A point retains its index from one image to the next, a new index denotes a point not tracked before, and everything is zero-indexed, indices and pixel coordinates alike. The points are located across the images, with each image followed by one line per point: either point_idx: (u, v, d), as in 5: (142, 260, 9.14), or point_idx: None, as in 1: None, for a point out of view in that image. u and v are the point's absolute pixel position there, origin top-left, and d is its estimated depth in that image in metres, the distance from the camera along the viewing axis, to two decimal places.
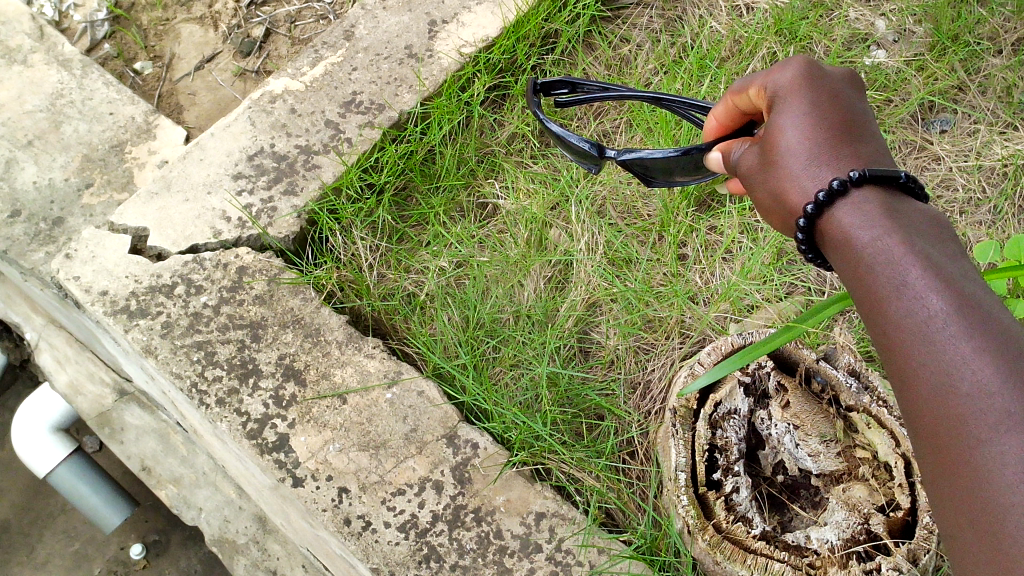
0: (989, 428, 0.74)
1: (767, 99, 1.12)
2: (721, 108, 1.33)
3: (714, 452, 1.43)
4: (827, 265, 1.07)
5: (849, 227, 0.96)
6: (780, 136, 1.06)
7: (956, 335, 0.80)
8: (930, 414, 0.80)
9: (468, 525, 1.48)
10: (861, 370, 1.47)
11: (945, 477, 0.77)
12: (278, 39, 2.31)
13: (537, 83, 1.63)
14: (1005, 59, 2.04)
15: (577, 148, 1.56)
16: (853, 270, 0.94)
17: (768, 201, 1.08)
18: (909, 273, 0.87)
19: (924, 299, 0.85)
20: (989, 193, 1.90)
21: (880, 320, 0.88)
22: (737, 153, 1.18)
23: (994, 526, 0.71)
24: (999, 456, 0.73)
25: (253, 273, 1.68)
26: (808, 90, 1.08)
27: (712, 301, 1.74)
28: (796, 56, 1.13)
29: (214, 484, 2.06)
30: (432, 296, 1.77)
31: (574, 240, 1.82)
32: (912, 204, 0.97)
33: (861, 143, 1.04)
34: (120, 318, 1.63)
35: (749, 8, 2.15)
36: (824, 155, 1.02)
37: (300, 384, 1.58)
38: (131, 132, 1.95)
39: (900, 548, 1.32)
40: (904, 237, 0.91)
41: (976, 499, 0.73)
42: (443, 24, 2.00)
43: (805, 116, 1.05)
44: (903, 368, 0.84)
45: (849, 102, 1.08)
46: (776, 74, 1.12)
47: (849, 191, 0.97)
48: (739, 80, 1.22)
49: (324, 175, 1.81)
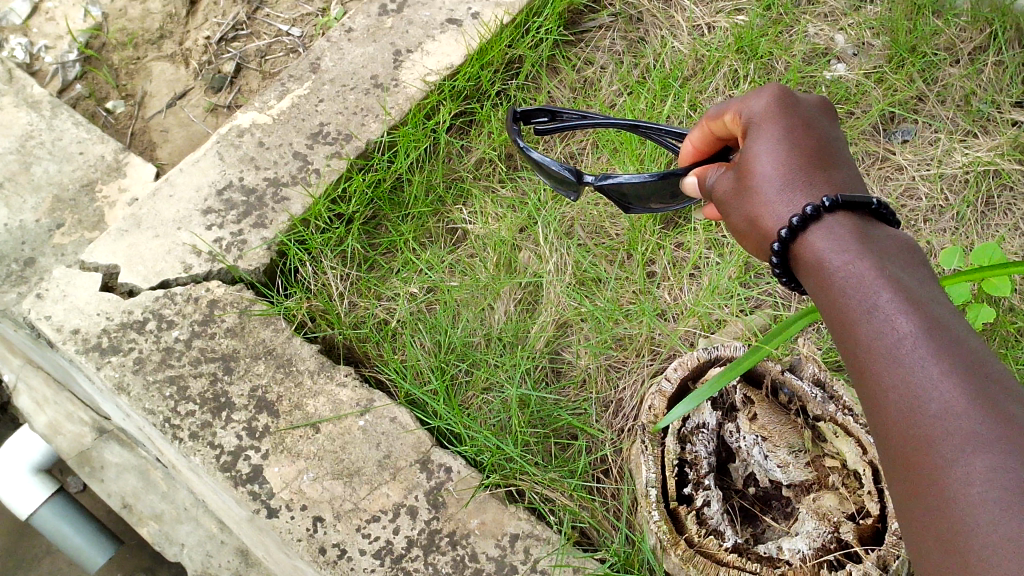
0: (955, 448, 0.75)
1: (742, 126, 1.14)
2: (697, 133, 1.33)
3: (684, 467, 1.44)
4: (800, 289, 1.08)
5: (822, 251, 0.98)
6: (755, 162, 1.07)
7: (925, 357, 0.82)
8: (899, 435, 0.80)
9: (444, 549, 1.48)
10: (827, 379, 1.48)
11: (913, 496, 0.77)
12: (249, 73, 2.33)
13: (517, 111, 1.65)
14: (962, 68, 2.07)
15: (556, 174, 1.56)
16: (826, 294, 0.96)
17: (743, 224, 1.10)
18: (879, 297, 0.89)
19: (894, 321, 0.86)
20: (951, 200, 1.92)
21: (852, 342, 0.89)
22: (713, 178, 1.20)
23: (958, 541, 0.71)
24: (963, 474, 0.73)
25: (224, 306, 1.69)
26: (782, 118, 1.10)
27: (680, 317, 1.76)
28: (772, 84, 1.15)
29: (195, 519, 2.04)
30: (403, 323, 1.77)
31: (544, 261, 1.83)
32: (884, 230, 0.99)
33: (833, 170, 1.06)
34: (92, 355, 1.63)
35: (710, 27, 2.18)
36: (798, 180, 1.04)
37: (273, 415, 1.58)
38: (101, 171, 1.97)
39: (870, 555, 1.32)
40: (876, 262, 0.93)
41: (943, 516, 0.73)
42: (408, 53, 2.03)
43: (780, 143, 1.07)
44: (873, 388, 0.85)
45: (822, 131, 1.11)
46: (751, 102, 1.14)
47: (822, 216, 0.99)
48: (715, 107, 1.23)
49: (293, 207, 1.82)
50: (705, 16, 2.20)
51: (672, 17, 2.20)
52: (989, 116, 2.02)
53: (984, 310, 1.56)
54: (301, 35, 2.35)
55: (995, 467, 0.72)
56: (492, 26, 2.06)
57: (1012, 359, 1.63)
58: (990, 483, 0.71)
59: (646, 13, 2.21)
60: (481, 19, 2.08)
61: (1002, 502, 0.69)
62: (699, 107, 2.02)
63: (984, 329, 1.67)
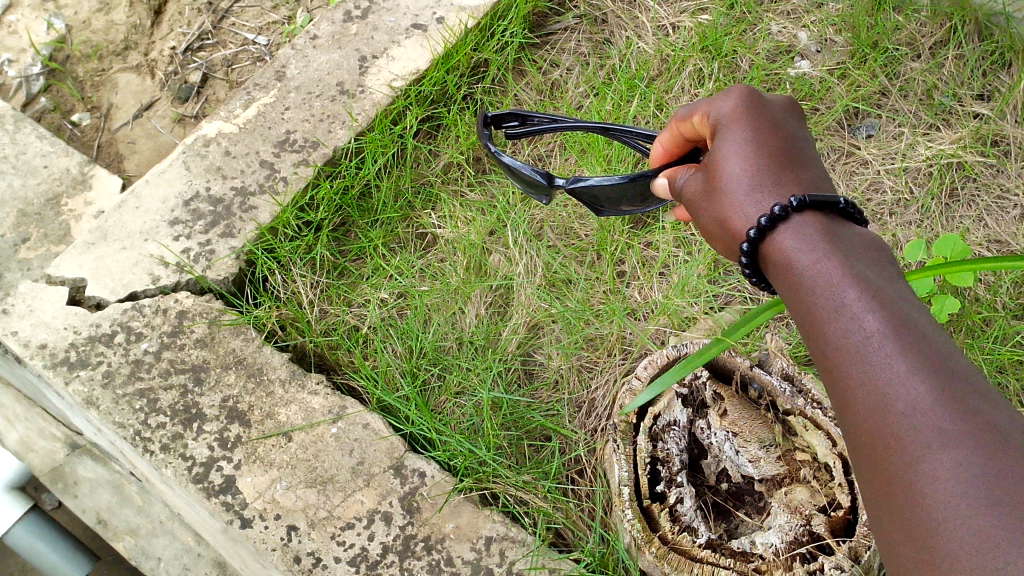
0: (924, 446, 0.74)
1: (710, 127, 1.15)
2: (666, 136, 1.33)
3: (656, 465, 1.45)
4: (770, 288, 1.08)
5: (790, 251, 0.97)
6: (723, 163, 1.07)
7: (891, 354, 0.81)
8: (867, 433, 0.79)
9: (419, 554, 1.47)
10: (796, 374, 1.49)
11: (883, 494, 0.76)
12: (216, 83, 2.32)
13: (487, 115, 1.64)
14: (924, 62, 2.09)
15: (527, 178, 1.55)
16: (794, 293, 0.95)
17: (713, 225, 1.10)
18: (846, 295, 0.88)
19: (860, 318, 0.85)
20: (916, 193, 1.93)
21: (820, 340, 0.88)
22: (682, 179, 1.20)
23: (927, 540, 0.70)
24: (931, 472, 0.72)
25: (193, 317, 1.68)
26: (749, 119, 1.10)
27: (651, 316, 1.77)
28: (739, 85, 1.15)
29: (171, 532, 2.01)
30: (374, 329, 1.77)
31: (514, 264, 1.84)
32: (851, 229, 0.99)
33: (800, 170, 1.06)
34: (60, 370, 1.62)
35: (675, 27, 2.19)
36: (765, 181, 1.04)
37: (245, 425, 1.58)
38: (67, 184, 1.95)
39: (842, 546, 1.31)
40: (843, 261, 0.92)
41: (913, 514, 0.72)
42: (374, 59, 2.03)
43: (747, 143, 1.07)
44: (840, 387, 0.84)
45: (789, 132, 1.11)
46: (718, 103, 1.15)
47: (790, 215, 0.99)
48: (683, 108, 1.24)
49: (260, 216, 1.81)
50: (669, 16, 2.21)
51: (636, 18, 2.21)
52: (951, 109, 2.04)
53: (949, 301, 1.57)
54: (268, 43, 2.34)
55: (961, 465, 0.71)
56: (457, 31, 2.07)
57: (978, 349, 1.65)
58: (958, 481, 0.70)
59: (610, 15, 2.22)
60: (446, 24, 2.08)
61: (971, 500, 0.69)
62: (665, 107, 2.03)
63: (950, 320, 1.68)
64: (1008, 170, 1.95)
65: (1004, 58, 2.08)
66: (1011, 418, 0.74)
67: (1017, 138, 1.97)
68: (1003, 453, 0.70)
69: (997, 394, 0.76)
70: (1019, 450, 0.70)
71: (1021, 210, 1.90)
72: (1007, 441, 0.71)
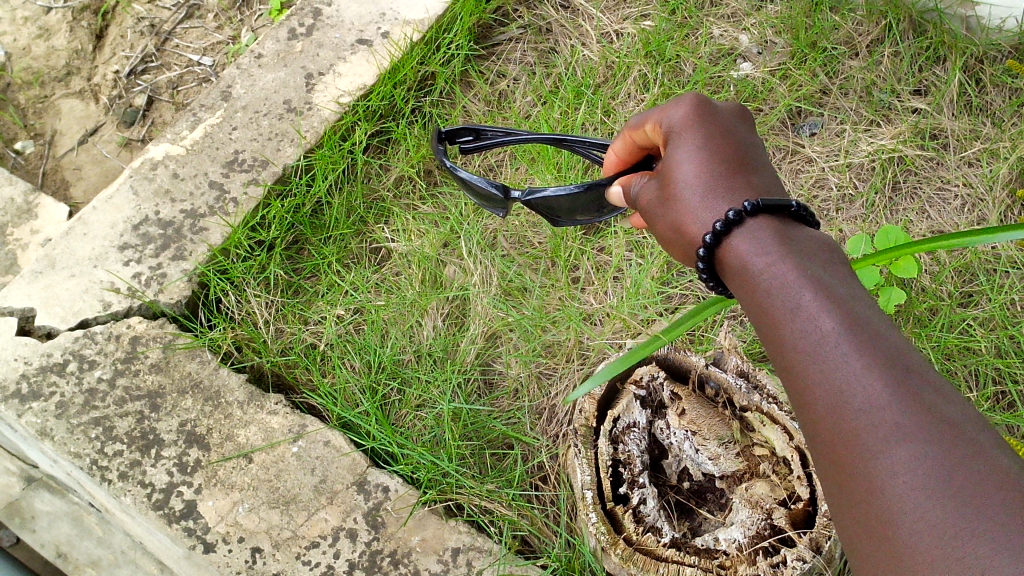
0: (882, 440, 0.74)
1: (663, 136, 1.16)
2: (619, 144, 1.35)
3: (618, 467, 1.45)
4: (728, 292, 1.09)
5: (746, 255, 0.98)
6: (677, 170, 1.09)
7: (847, 352, 0.81)
8: (827, 432, 0.80)
9: (386, 568, 1.47)
10: (751, 370, 1.50)
11: (844, 490, 0.77)
12: (161, 106, 2.29)
13: (441, 131, 1.63)
14: (862, 61, 2.14)
15: (483, 191, 1.54)
16: (752, 298, 0.96)
17: (670, 232, 1.11)
18: (802, 296, 0.89)
19: (817, 320, 0.86)
20: (860, 188, 1.97)
21: (779, 342, 0.89)
22: (636, 187, 1.21)
23: (887, 532, 0.70)
24: (888, 465, 0.72)
25: (147, 342, 1.66)
26: (701, 126, 1.12)
27: (606, 320, 1.78)
28: (689, 93, 1.17)
29: (133, 561, 1.95)
30: (332, 345, 1.76)
31: (469, 275, 1.84)
32: (804, 233, 1.00)
33: (752, 176, 1.08)
34: (12, 402, 1.59)
35: (619, 33, 2.22)
36: (719, 187, 1.05)
37: (204, 448, 1.56)
38: (11, 214, 1.92)
39: (803, 538, 1.32)
40: (798, 263, 0.93)
41: (872, 508, 0.72)
42: (320, 76, 2.03)
43: (700, 150, 1.09)
44: (800, 388, 0.84)
45: (740, 138, 1.13)
46: (670, 111, 1.16)
47: (744, 220, 1.00)
48: (636, 117, 1.25)
49: (211, 237, 1.81)
50: (612, 23, 2.23)
51: (580, 26, 2.23)
52: (890, 105, 2.08)
53: (895, 293, 1.61)
54: (213, 64, 2.33)
55: (918, 458, 0.71)
56: (402, 45, 2.07)
57: (926, 338, 1.69)
58: (915, 474, 0.70)
59: (555, 24, 2.24)
60: (391, 38, 2.09)
61: (927, 491, 0.69)
62: (612, 113, 2.06)
63: (898, 311, 1.72)
64: (948, 162, 1.99)
65: (938, 54, 2.13)
66: (965, 411, 0.74)
67: (953, 132, 2.02)
68: (957, 445, 0.70)
69: (951, 389, 0.76)
70: (974, 442, 0.70)
71: (962, 199, 1.95)
72: (962, 434, 0.71)
